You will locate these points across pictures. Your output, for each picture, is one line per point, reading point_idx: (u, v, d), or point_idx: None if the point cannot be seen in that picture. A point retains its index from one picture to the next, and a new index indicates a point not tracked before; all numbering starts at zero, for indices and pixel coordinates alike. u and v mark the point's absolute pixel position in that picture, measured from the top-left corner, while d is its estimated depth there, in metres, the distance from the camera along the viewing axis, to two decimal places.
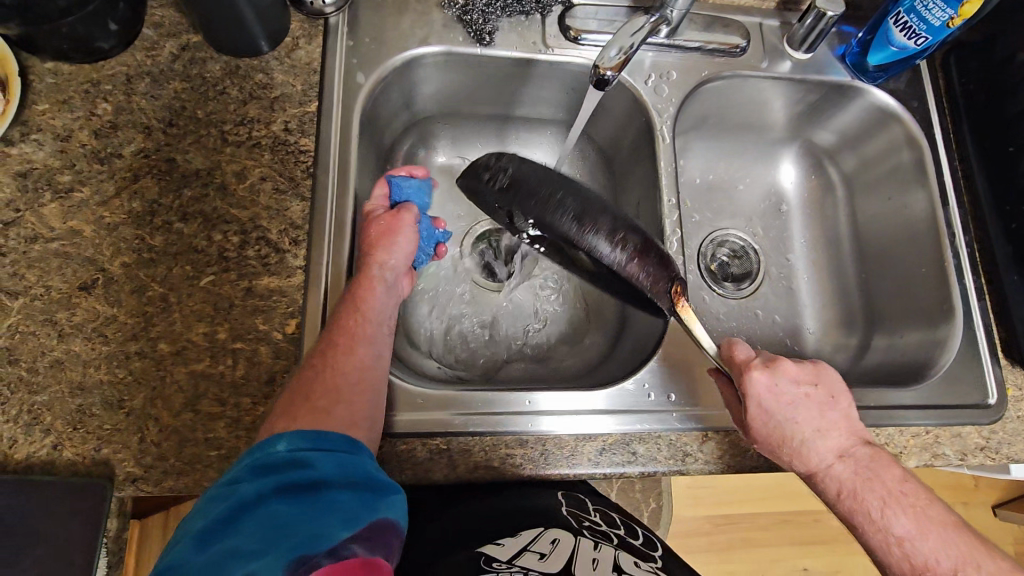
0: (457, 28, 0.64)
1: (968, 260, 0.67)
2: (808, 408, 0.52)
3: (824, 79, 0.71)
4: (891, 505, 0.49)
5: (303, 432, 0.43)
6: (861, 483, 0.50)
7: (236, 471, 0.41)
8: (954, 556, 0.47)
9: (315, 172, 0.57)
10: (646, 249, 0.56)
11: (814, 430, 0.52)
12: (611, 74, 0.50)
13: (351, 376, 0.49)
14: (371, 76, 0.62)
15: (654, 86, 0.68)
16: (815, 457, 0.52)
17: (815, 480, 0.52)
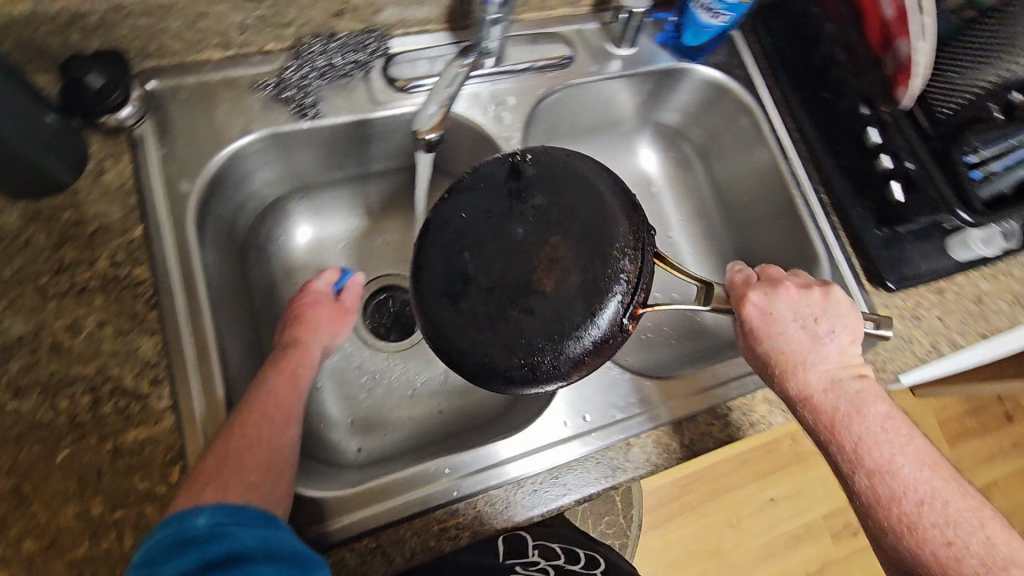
0: (277, 107, 0.61)
1: (818, 202, 0.72)
2: (798, 342, 0.54)
3: (653, 68, 0.74)
4: (868, 441, 0.50)
5: (223, 505, 0.41)
6: (841, 417, 0.52)
7: (153, 551, 0.39)
8: (923, 491, 0.49)
9: (159, 301, 0.53)
10: (585, 357, 0.46)
11: (803, 360, 0.54)
12: (434, 133, 0.48)
13: (280, 421, 0.50)
14: (196, 180, 0.58)
15: (494, 116, 0.68)
16: (798, 385, 0.53)
17: (796, 407, 0.54)
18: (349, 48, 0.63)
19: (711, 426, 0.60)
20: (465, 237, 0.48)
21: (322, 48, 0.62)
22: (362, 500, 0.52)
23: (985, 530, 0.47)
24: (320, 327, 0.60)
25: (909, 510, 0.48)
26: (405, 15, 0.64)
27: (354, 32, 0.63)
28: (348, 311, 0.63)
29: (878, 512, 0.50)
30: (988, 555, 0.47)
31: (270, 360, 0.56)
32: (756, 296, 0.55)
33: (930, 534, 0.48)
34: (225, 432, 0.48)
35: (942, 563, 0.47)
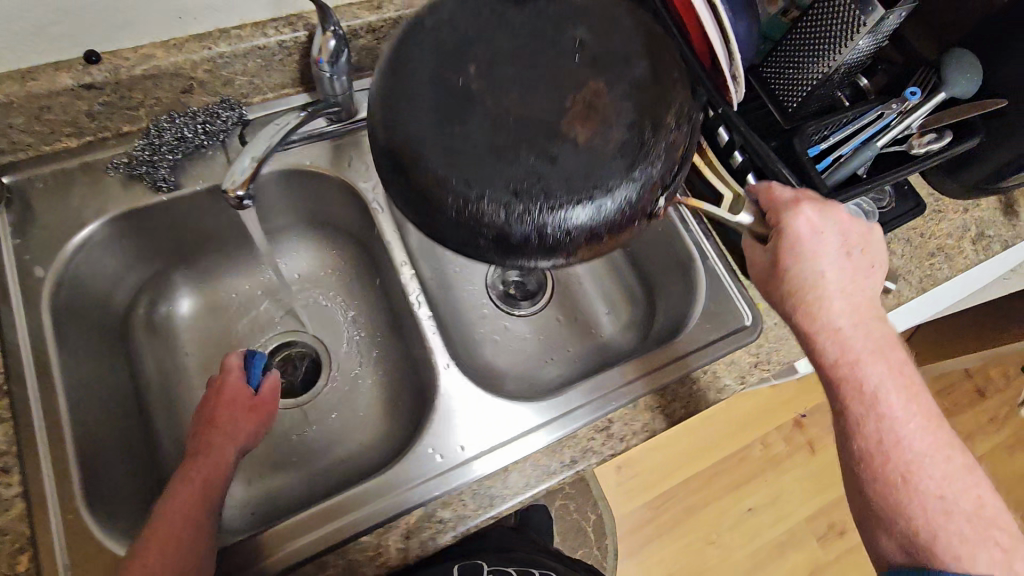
0: (137, 185, 0.63)
1: (687, 207, 0.75)
2: (831, 278, 0.56)
3: None
4: (884, 387, 0.55)
5: None
6: (864, 357, 0.55)
7: None
8: (922, 444, 0.54)
9: (10, 387, 0.53)
10: (601, 232, 0.40)
11: (839, 294, 0.56)
12: (243, 189, 0.49)
13: (192, 519, 0.50)
14: (52, 266, 0.59)
15: (352, 165, 0.70)
16: (828, 315, 0.56)
17: (818, 338, 0.57)
18: (199, 119, 0.64)
19: (591, 441, 0.61)
20: (475, 47, 0.40)
21: (170, 122, 0.63)
22: (307, 525, 0.54)
23: (975, 488, 0.53)
24: (235, 427, 0.59)
25: (909, 459, 0.53)
26: (256, 82, 0.67)
27: (207, 104, 0.65)
28: (265, 408, 0.63)
29: (877, 463, 0.54)
30: (975, 510, 0.52)
31: (178, 475, 0.54)
32: (806, 217, 0.55)
33: (924, 487, 0.53)
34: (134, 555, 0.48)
35: (932, 516, 0.52)
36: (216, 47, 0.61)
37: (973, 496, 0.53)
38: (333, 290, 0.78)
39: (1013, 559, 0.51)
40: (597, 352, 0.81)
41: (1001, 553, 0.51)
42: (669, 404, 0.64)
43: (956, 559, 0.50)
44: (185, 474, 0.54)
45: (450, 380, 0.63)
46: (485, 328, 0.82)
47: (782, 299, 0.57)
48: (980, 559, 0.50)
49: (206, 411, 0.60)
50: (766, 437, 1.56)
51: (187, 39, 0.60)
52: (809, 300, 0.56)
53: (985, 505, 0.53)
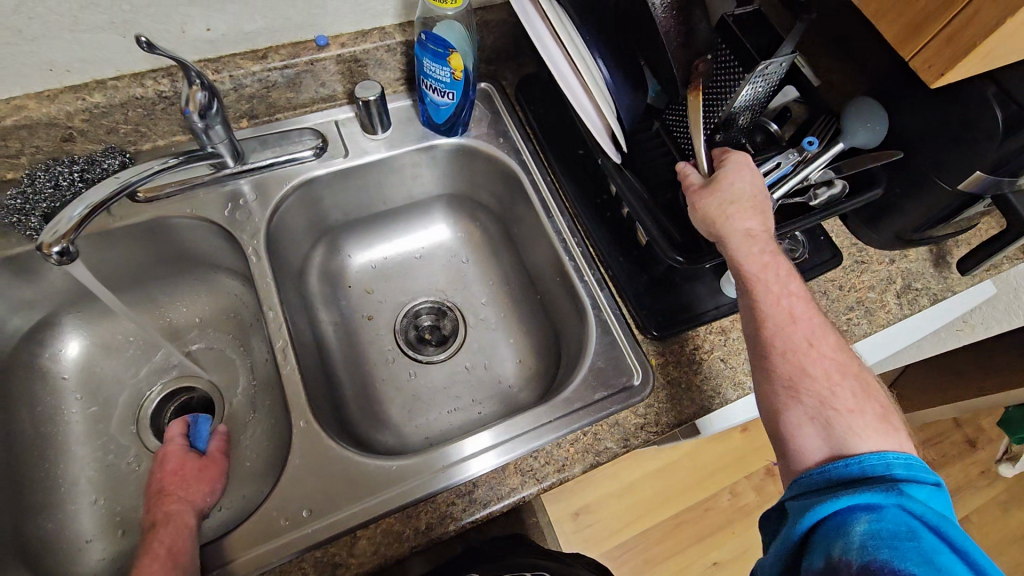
0: (14, 234, 0.64)
1: (583, 256, 0.72)
2: (758, 190, 0.58)
3: (412, 144, 0.77)
4: (791, 300, 0.57)
5: None
6: (774, 264, 0.57)
7: None
8: (823, 342, 0.55)
9: None
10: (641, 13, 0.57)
11: (760, 202, 0.58)
12: (60, 244, 0.52)
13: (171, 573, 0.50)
14: None
15: (232, 214, 0.71)
16: (755, 224, 0.57)
17: (747, 244, 0.57)
18: (78, 167, 0.66)
19: (450, 506, 0.58)
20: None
21: (47, 171, 0.65)
22: (268, 534, 0.56)
23: (863, 372, 0.55)
24: (189, 487, 0.60)
25: (804, 342, 0.55)
26: (143, 131, 0.68)
27: (91, 153, 0.67)
28: (216, 465, 0.64)
29: (783, 336, 0.55)
30: (866, 387, 0.54)
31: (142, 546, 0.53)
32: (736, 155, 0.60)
33: (822, 366, 0.54)
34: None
35: (828, 376, 0.53)
36: (91, 97, 0.62)
37: (856, 368, 0.54)
38: (229, 335, 0.77)
39: (890, 414, 0.52)
40: (498, 401, 0.77)
41: (881, 413, 0.52)
42: (540, 468, 0.61)
43: (849, 419, 0.51)
44: (150, 543, 0.52)
45: (307, 437, 0.60)
46: (385, 376, 0.79)
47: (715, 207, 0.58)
48: (869, 414, 0.51)
49: (158, 483, 0.60)
50: (735, 485, 1.48)
51: (62, 89, 0.62)
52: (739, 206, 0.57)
53: (865, 377, 0.55)
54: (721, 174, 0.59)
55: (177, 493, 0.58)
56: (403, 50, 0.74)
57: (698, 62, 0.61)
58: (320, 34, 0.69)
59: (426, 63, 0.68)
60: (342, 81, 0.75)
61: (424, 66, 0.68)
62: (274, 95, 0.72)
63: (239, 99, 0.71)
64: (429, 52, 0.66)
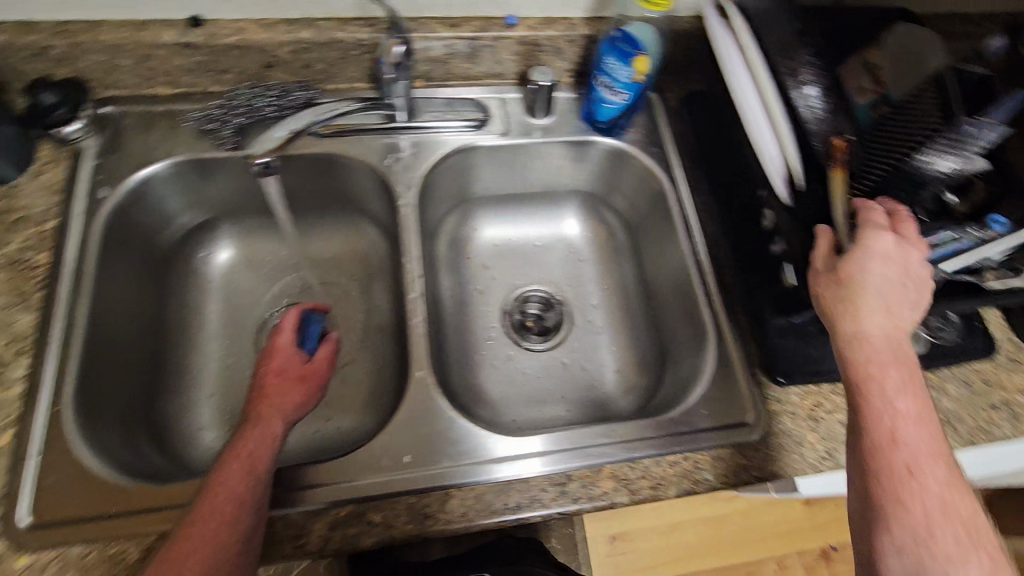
0: (205, 140, 0.70)
1: (715, 283, 0.70)
2: (888, 279, 0.52)
3: (567, 137, 0.78)
4: (897, 417, 0.48)
5: None
6: (888, 368, 0.50)
7: None
8: (932, 464, 0.46)
9: (49, 283, 0.60)
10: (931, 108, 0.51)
11: (882, 300, 0.53)
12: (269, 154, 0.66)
13: (250, 483, 0.50)
14: (115, 190, 0.67)
15: (391, 164, 0.74)
16: (869, 323, 0.52)
17: (852, 342, 0.52)
18: (272, 92, 0.71)
19: (541, 492, 0.59)
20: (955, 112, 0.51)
21: (249, 91, 0.71)
22: (363, 470, 0.58)
23: (979, 517, 0.44)
24: (284, 394, 0.61)
25: (908, 458, 0.46)
26: (332, 72, 0.73)
27: (285, 82, 0.73)
28: (314, 377, 0.65)
29: (880, 453, 0.47)
30: (978, 537, 0.43)
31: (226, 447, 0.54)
32: (877, 233, 0.53)
33: (925, 489, 0.45)
34: (180, 531, 0.47)
35: (928, 511, 0.44)
36: (301, 33, 0.68)
37: (968, 512, 0.44)
38: (353, 276, 0.81)
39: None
40: (591, 406, 0.77)
41: (989, 568, 0.42)
42: (634, 481, 0.60)
43: (947, 574, 0.42)
44: (240, 443, 0.54)
45: (420, 389, 0.63)
46: (488, 352, 0.80)
47: (829, 296, 0.54)
48: (974, 565, 0.42)
49: (263, 372, 0.63)
50: (783, 558, 1.41)
51: (279, 21, 0.68)
52: (850, 299, 0.53)
53: (982, 522, 0.45)
54: (841, 262, 0.54)
55: (275, 399, 0.60)
56: (584, 43, 0.75)
57: (838, 140, 0.56)
58: (511, 13, 0.72)
59: (609, 61, 0.68)
60: (517, 62, 0.76)
61: (605, 63, 0.68)
62: (452, 62, 0.75)
63: (422, 60, 0.74)
64: (617, 49, 0.67)
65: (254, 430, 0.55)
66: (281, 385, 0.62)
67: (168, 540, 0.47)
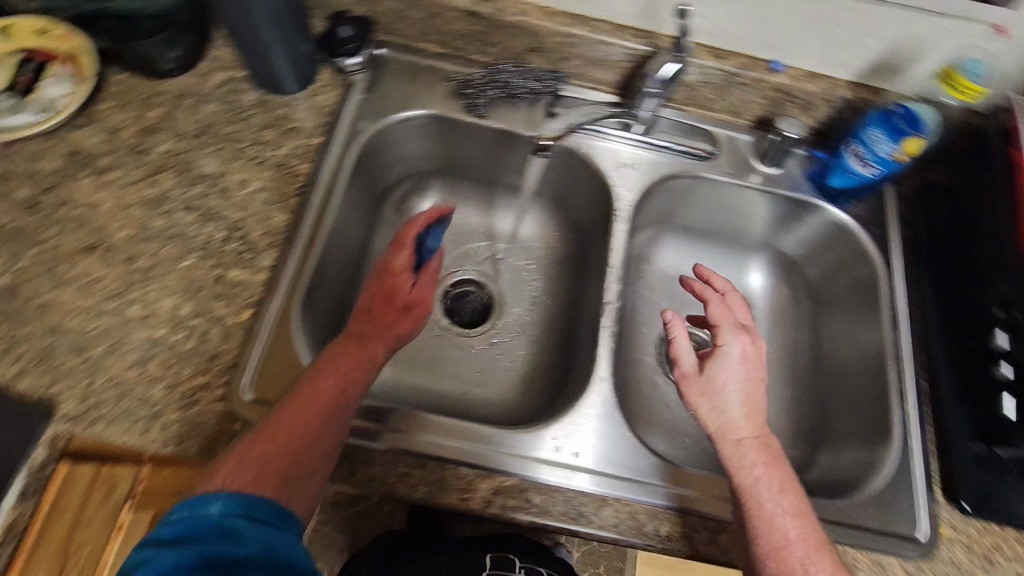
0: (456, 101, 0.75)
1: (913, 385, 0.67)
2: (745, 376, 0.60)
3: (790, 194, 0.76)
4: (784, 518, 0.52)
5: (238, 495, 0.44)
6: (738, 465, 0.56)
7: (166, 529, 0.42)
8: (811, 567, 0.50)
9: (305, 191, 0.67)
10: None
11: (746, 401, 0.59)
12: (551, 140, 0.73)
13: (325, 408, 0.53)
14: (373, 125, 0.73)
15: (614, 171, 0.76)
16: (728, 424, 0.58)
17: (723, 437, 0.57)
18: (527, 76, 0.74)
19: (693, 532, 0.58)
20: None
21: (508, 70, 0.74)
22: (532, 451, 0.59)
23: None
24: (389, 318, 0.62)
25: (795, 561, 0.50)
26: (586, 70, 0.76)
27: (539, 69, 0.75)
28: (422, 309, 0.65)
29: (777, 547, 0.51)
30: None
31: (328, 357, 0.57)
32: (735, 336, 0.62)
33: None
34: (271, 423, 0.51)
35: None
36: (578, 29, 0.70)
37: None
38: (535, 262, 0.84)
39: None
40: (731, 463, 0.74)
41: None
42: None
43: None
44: (336, 359, 0.57)
45: (600, 393, 0.64)
46: (637, 376, 0.79)
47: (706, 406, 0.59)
48: None
49: (380, 291, 0.63)
50: None
51: (560, 13, 0.71)
52: (742, 402, 0.59)
53: None
54: (715, 367, 0.60)
55: (380, 322, 0.61)
56: (841, 106, 0.72)
57: None
58: (778, 59, 0.71)
59: (875, 133, 0.66)
60: (763, 107, 0.75)
61: (868, 134, 0.67)
62: (701, 90, 0.75)
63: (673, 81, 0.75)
64: (891, 124, 0.66)
65: (348, 347, 0.58)
66: (387, 308, 0.63)
67: (252, 432, 0.51)
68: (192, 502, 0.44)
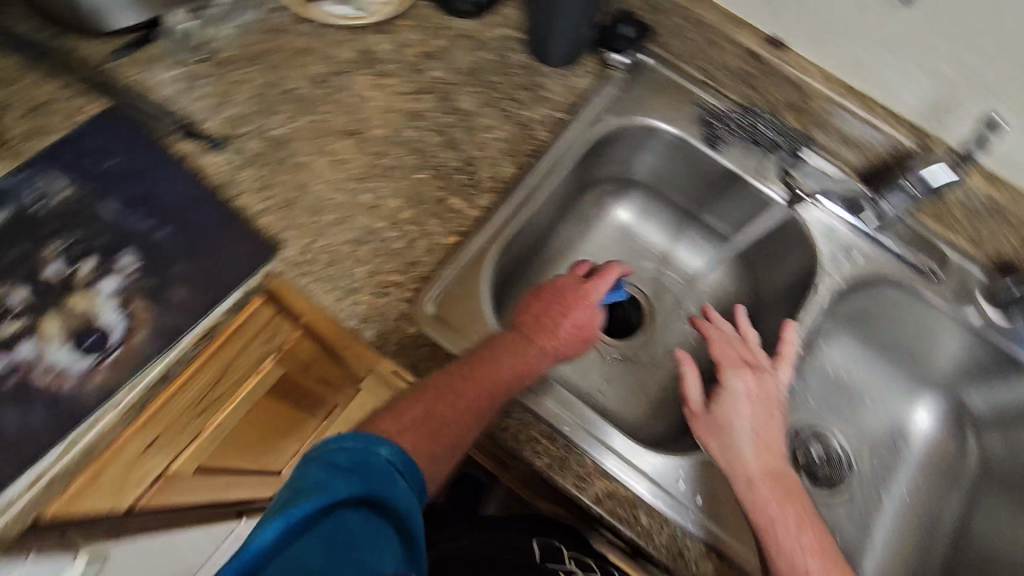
0: (698, 126, 0.75)
1: None
2: (754, 413, 0.61)
3: (1010, 348, 0.68)
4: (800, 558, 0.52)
5: (401, 447, 0.46)
6: (753, 501, 0.55)
7: (341, 450, 0.43)
8: None
9: (536, 156, 0.72)
10: None
11: (757, 437, 0.59)
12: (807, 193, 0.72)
13: (480, 392, 0.55)
14: (615, 121, 0.75)
15: (826, 249, 0.72)
16: (740, 465, 0.57)
17: (733, 479, 0.57)
18: (780, 131, 0.74)
19: None
20: None
21: (762, 117, 0.75)
22: (653, 475, 0.58)
23: None
24: (561, 328, 0.63)
25: None
26: (836, 145, 0.74)
27: (792, 126, 0.75)
28: (593, 333, 0.66)
29: None
30: None
31: (492, 343, 0.60)
32: (737, 374, 0.64)
33: None
34: (427, 390, 0.55)
35: None
36: None
37: None
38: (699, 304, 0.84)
39: None
40: None
41: None
42: None
43: None
44: (499, 344, 0.60)
45: None
46: None
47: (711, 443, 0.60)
48: None
49: (556, 309, 0.65)
50: None
51: None
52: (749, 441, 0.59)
53: None
54: (716, 406, 0.62)
55: (548, 331, 0.63)
56: None
57: None
58: None
59: None
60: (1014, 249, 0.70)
61: None
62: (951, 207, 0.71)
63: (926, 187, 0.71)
64: None
65: (519, 341, 0.61)
66: (556, 320, 0.64)
67: (411, 392, 0.55)
68: (362, 439, 0.45)
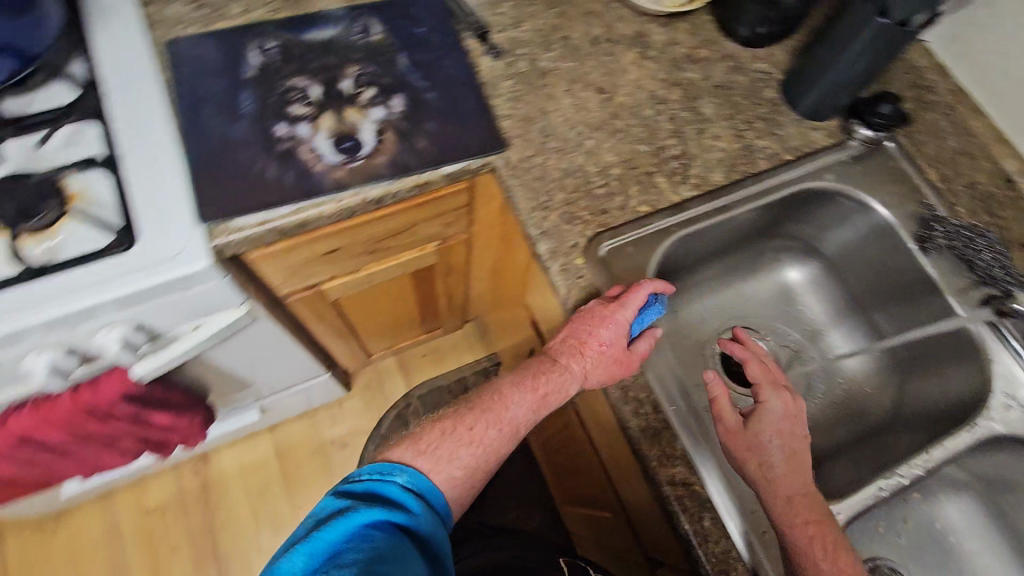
0: (915, 223, 0.75)
1: None
2: (791, 431, 0.58)
3: None
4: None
5: (414, 471, 0.55)
6: (785, 517, 0.54)
7: (353, 483, 0.54)
8: None
9: (749, 178, 0.75)
10: None
11: (790, 454, 0.57)
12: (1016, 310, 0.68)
13: (512, 431, 0.61)
14: (834, 183, 0.76)
15: (998, 394, 0.69)
16: (773, 483, 0.55)
17: (761, 486, 0.55)
18: (997, 261, 0.69)
19: None
20: None
21: (983, 240, 0.70)
22: (733, 489, 0.58)
23: None
24: (597, 365, 0.60)
25: None
26: None
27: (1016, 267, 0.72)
28: (631, 364, 0.61)
29: None
30: None
31: (534, 368, 0.63)
32: (775, 392, 0.59)
33: None
34: (463, 416, 0.60)
35: None
36: None
37: None
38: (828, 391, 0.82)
39: None
40: None
41: None
42: None
43: None
44: (536, 368, 0.62)
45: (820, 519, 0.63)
46: None
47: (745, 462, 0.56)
48: None
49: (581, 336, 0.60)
50: None
51: None
52: (781, 457, 0.56)
53: None
54: (753, 422, 0.58)
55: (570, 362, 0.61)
56: None
57: None
58: None
59: None
60: None
61: None
62: None
63: None
64: None
65: (551, 371, 0.61)
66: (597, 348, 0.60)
67: (452, 414, 0.61)
68: (378, 468, 0.55)
